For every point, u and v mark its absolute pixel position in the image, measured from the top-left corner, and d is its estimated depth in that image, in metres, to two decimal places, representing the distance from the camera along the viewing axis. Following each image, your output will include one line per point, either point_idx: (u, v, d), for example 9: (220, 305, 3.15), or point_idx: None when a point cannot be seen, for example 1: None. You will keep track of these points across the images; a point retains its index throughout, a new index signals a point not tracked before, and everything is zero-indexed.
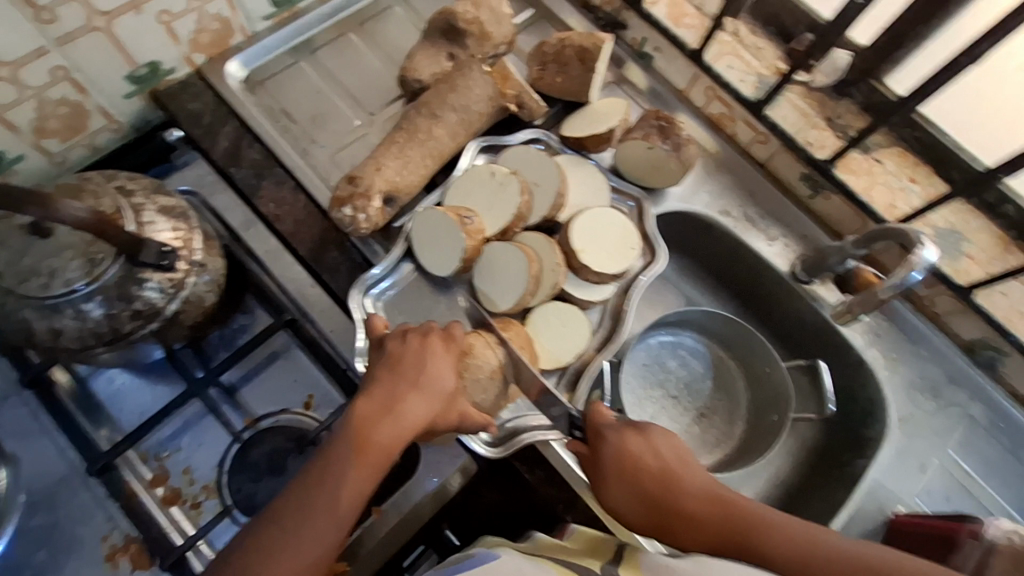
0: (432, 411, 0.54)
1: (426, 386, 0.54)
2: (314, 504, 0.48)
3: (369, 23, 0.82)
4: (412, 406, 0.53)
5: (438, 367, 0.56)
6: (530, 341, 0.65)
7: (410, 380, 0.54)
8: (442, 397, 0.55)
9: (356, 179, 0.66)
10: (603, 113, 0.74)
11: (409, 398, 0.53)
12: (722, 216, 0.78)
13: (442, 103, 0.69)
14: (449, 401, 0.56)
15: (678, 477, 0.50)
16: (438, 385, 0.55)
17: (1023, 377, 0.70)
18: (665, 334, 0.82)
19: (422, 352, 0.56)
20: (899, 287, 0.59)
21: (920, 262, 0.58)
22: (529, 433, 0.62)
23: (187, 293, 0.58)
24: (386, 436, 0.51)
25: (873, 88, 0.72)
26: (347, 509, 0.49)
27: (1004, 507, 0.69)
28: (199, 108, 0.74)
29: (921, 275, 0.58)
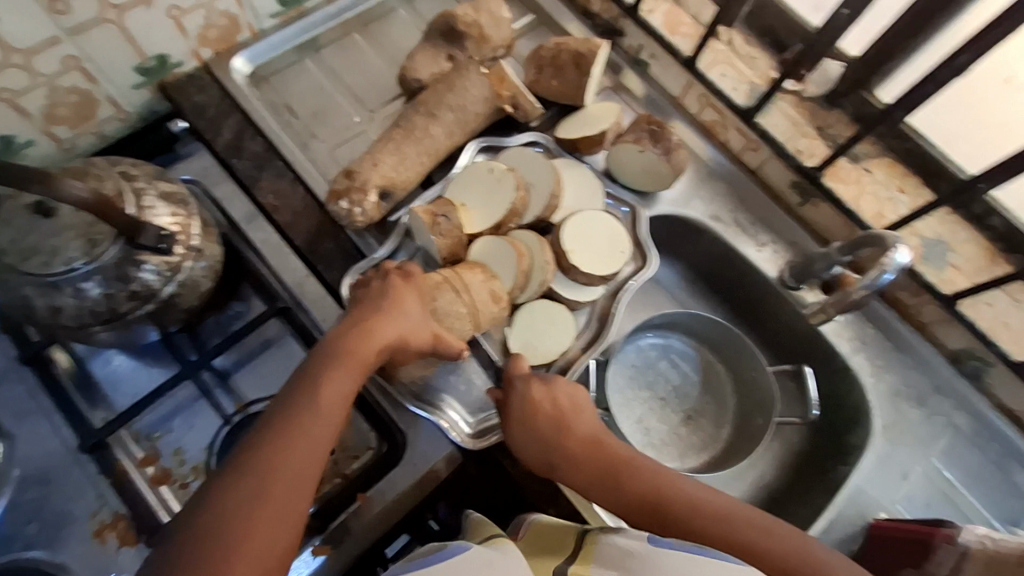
0: (403, 333, 0.58)
1: (397, 311, 0.59)
2: (302, 409, 0.51)
3: (373, 25, 0.85)
4: (382, 327, 0.57)
5: (409, 295, 0.61)
6: (489, 277, 0.64)
7: (384, 307, 0.59)
8: (413, 316, 0.60)
9: (353, 174, 0.67)
10: (600, 116, 0.76)
11: (379, 323, 0.58)
12: (712, 222, 0.79)
13: (440, 103, 0.71)
14: (425, 320, 0.60)
15: (569, 416, 0.59)
16: (407, 310, 0.60)
17: (1006, 388, 0.71)
18: (654, 336, 0.83)
19: (391, 285, 0.61)
20: (870, 287, 0.61)
21: (891, 263, 0.60)
22: None
23: (184, 277, 0.60)
24: (363, 346, 0.56)
25: (864, 99, 0.74)
26: (334, 410, 0.52)
27: (986, 518, 0.69)
28: (204, 101, 0.76)
29: (892, 275, 0.60)
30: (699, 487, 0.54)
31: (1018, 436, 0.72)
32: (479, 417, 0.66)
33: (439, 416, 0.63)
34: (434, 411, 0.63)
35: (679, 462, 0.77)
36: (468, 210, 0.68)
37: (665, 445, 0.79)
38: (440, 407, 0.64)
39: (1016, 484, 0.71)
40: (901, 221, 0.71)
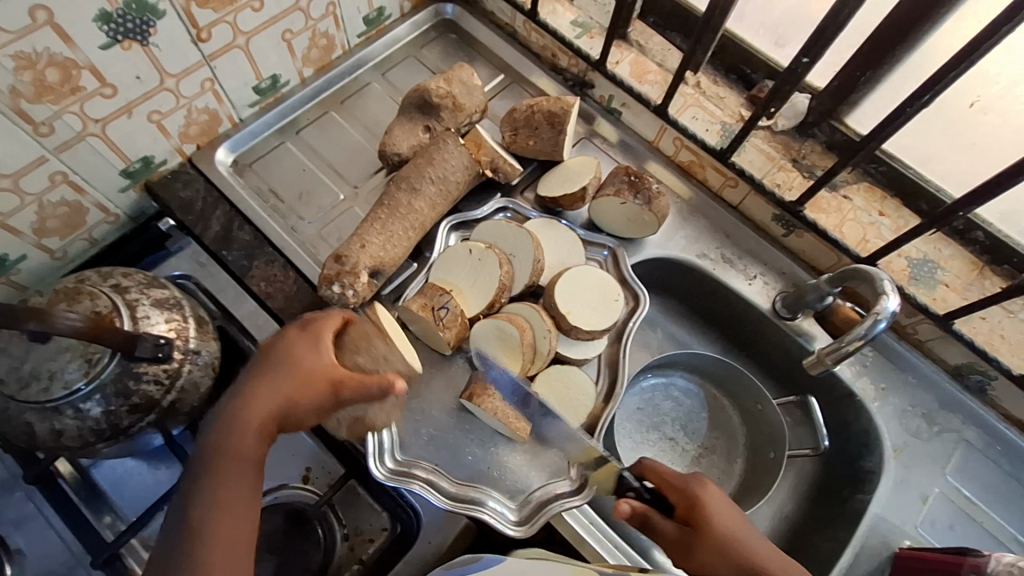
0: (289, 396, 0.52)
1: (276, 374, 0.53)
2: (184, 530, 0.47)
3: (349, 101, 0.87)
4: (258, 400, 0.51)
5: (299, 353, 0.54)
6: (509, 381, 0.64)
7: (271, 378, 0.53)
8: (309, 381, 0.53)
9: (342, 257, 0.68)
10: (575, 172, 0.77)
11: (259, 394, 0.52)
12: (701, 260, 0.80)
13: (422, 177, 0.72)
14: (323, 380, 0.53)
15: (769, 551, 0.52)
16: (297, 373, 0.53)
17: (1012, 400, 0.70)
18: (656, 377, 0.83)
19: (284, 344, 0.55)
20: (866, 337, 0.59)
21: (884, 311, 0.59)
22: (561, 502, 0.63)
23: (183, 381, 0.60)
24: (244, 433, 0.50)
25: (834, 128, 0.76)
26: (221, 519, 0.47)
27: (1010, 533, 0.69)
28: (191, 196, 0.77)
29: (885, 323, 0.59)
30: None
31: None
32: (520, 501, 0.64)
33: (479, 512, 0.61)
34: (475, 508, 0.62)
35: None
36: (460, 292, 0.69)
37: None
38: (478, 501, 0.63)
39: None
40: (889, 244, 0.71)
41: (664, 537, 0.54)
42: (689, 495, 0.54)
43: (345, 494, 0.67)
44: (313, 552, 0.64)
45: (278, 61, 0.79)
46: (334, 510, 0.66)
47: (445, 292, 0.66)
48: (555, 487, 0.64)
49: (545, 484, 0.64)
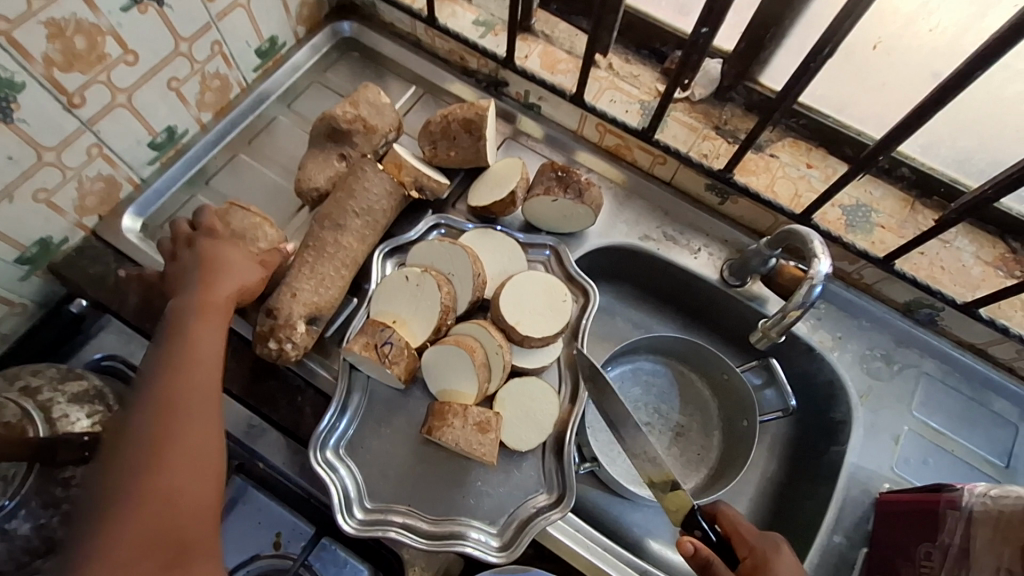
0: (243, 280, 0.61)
1: (222, 265, 0.61)
2: (167, 384, 0.50)
3: (257, 139, 0.83)
4: (217, 283, 0.59)
5: (211, 274, 0.60)
6: (469, 405, 0.62)
7: (187, 302, 0.57)
8: (236, 269, 0.61)
9: (273, 311, 0.63)
10: (502, 176, 0.75)
11: (217, 282, 0.59)
12: (644, 243, 0.79)
13: (345, 211, 0.68)
14: (248, 265, 0.62)
15: None
16: (207, 294, 0.58)
17: (962, 327, 0.72)
18: (622, 365, 0.82)
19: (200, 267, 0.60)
20: (804, 306, 0.58)
21: (816, 274, 0.58)
22: (543, 516, 0.61)
23: None
24: (211, 311, 0.56)
25: (750, 89, 0.75)
26: (206, 377, 0.52)
27: (981, 455, 0.70)
28: (101, 271, 0.72)
29: (820, 287, 0.58)
30: None
31: (986, 366, 0.73)
32: (501, 524, 0.62)
33: (461, 547, 0.59)
34: (456, 542, 0.60)
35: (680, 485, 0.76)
36: (403, 323, 0.66)
37: None
38: (458, 533, 0.60)
39: (997, 412, 0.72)
40: (829, 190, 0.69)
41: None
42: (759, 555, 0.57)
43: (321, 552, 0.66)
44: None
45: (170, 112, 0.74)
46: (312, 570, 0.64)
47: (386, 327, 0.63)
48: (533, 503, 0.63)
49: (525, 502, 0.63)
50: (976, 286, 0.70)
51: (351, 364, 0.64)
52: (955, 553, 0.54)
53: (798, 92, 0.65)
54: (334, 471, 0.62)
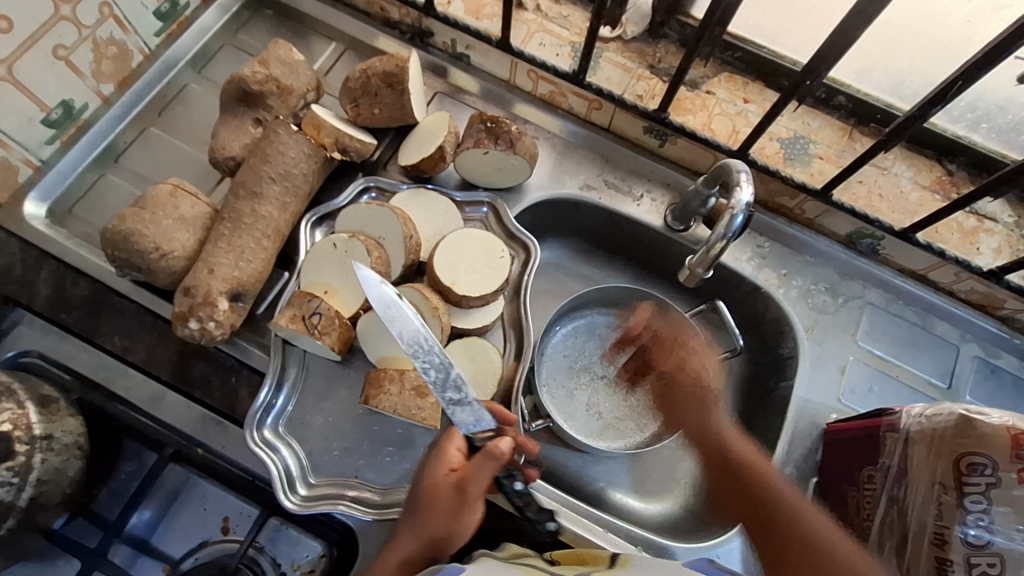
0: (443, 528, 0.52)
1: (426, 478, 0.53)
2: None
3: (168, 110, 0.77)
4: (431, 520, 0.52)
5: (439, 462, 0.54)
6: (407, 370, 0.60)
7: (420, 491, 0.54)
8: (432, 523, 0.52)
9: (191, 289, 0.60)
10: (430, 132, 0.71)
11: (421, 484, 0.54)
12: (585, 193, 0.76)
13: (260, 178, 0.64)
14: (439, 509, 0.52)
15: None
16: (445, 458, 0.54)
17: (902, 253, 0.72)
18: (574, 320, 0.81)
19: (412, 504, 0.54)
20: (726, 237, 0.57)
21: (737, 204, 0.56)
22: None
23: (39, 473, 0.53)
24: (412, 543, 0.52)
25: (681, 23, 0.73)
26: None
27: (924, 378, 0.72)
28: (7, 263, 0.67)
29: (742, 217, 0.56)
30: None
31: (927, 291, 0.73)
32: None
33: None
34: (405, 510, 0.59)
35: (637, 434, 0.76)
36: (334, 292, 0.63)
37: (620, 421, 0.77)
38: None
39: (940, 336, 0.73)
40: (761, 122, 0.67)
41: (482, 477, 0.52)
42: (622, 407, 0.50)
43: (271, 533, 0.63)
44: None
45: (62, 84, 0.68)
46: (263, 551, 0.62)
47: (314, 297, 0.60)
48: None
49: None
50: (914, 211, 0.70)
51: (282, 339, 0.61)
52: (895, 473, 0.54)
53: (722, 19, 0.62)
54: (274, 450, 0.60)
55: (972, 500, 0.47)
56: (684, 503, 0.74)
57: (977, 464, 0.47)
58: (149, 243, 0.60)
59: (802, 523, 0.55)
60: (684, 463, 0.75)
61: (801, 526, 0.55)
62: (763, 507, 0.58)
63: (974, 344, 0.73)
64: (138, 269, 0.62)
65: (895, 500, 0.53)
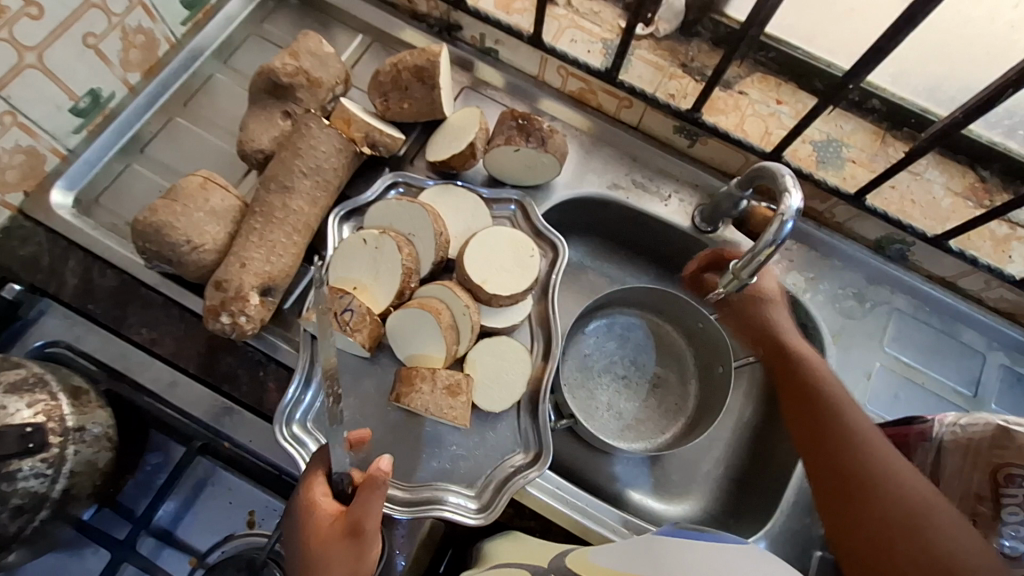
0: (345, 574, 0.49)
1: (308, 530, 0.51)
2: None
3: (194, 100, 0.76)
4: (327, 571, 0.49)
5: (308, 518, 0.51)
6: (438, 369, 0.60)
7: (302, 545, 0.51)
8: (327, 574, 0.49)
9: (222, 283, 0.60)
10: (460, 128, 0.70)
11: (301, 539, 0.51)
12: (613, 192, 0.76)
13: (291, 172, 0.63)
14: (335, 556, 0.50)
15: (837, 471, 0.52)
16: (317, 511, 0.52)
17: (932, 259, 0.71)
18: (596, 320, 0.80)
19: (302, 565, 0.51)
20: (775, 243, 0.55)
21: (788, 210, 0.55)
22: (522, 475, 0.60)
23: (72, 465, 0.53)
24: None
25: (716, 22, 0.72)
26: None
27: (951, 386, 0.71)
28: (34, 252, 0.67)
29: (791, 223, 0.55)
30: (890, 482, 0.49)
31: (955, 298, 0.73)
32: (478, 486, 0.61)
33: (439, 511, 0.58)
34: (433, 508, 0.59)
35: (659, 436, 0.76)
36: (364, 289, 0.63)
37: (642, 423, 0.77)
38: (437, 498, 0.59)
39: (967, 343, 0.73)
40: (798, 125, 0.67)
41: (361, 518, 0.50)
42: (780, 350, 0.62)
43: None
44: None
45: (91, 73, 0.67)
46: None
47: (345, 293, 0.60)
48: (510, 463, 0.62)
49: (503, 460, 0.62)
50: (946, 218, 0.70)
51: (312, 334, 0.61)
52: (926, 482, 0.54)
53: (762, 21, 0.62)
54: (303, 446, 0.60)
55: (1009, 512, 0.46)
56: (705, 505, 0.74)
57: (1015, 475, 0.48)
58: (180, 236, 0.59)
59: (891, 476, 0.50)
60: (705, 466, 0.75)
61: (888, 477, 0.49)
62: (829, 425, 0.55)
63: (1001, 353, 0.72)
64: (168, 261, 0.61)
65: None
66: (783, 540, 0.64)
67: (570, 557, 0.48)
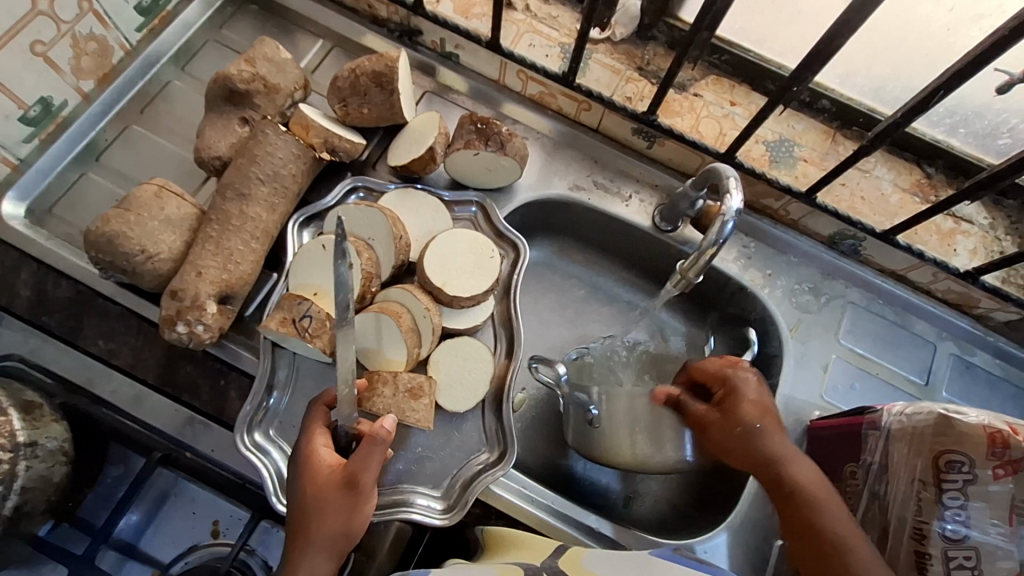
0: (338, 524, 0.49)
1: (307, 480, 0.50)
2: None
3: (150, 107, 0.76)
4: (319, 521, 0.49)
5: (306, 465, 0.51)
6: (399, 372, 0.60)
7: (297, 492, 0.50)
8: (319, 525, 0.49)
9: (178, 293, 0.59)
10: (420, 133, 0.71)
11: (297, 487, 0.51)
12: (574, 193, 0.77)
13: (248, 178, 0.63)
14: (330, 505, 0.49)
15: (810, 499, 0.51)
16: (317, 461, 0.51)
17: (882, 254, 0.73)
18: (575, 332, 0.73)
19: (293, 513, 0.50)
20: (718, 242, 0.57)
21: (729, 211, 0.57)
22: (488, 474, 0.60)
23: (24, 481, 0.52)
24: (307, 549, 0.48)
25: (670, 26, 0.73)
26: None
27: (904, 375, 0.74)
28: None
29: (733, 223, 0.56)
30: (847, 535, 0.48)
31: (906, 290, 0.75)
32: (445, 487, 0.61)
33: (405, 513, 0.59)
34: (399, 510, 0.59)
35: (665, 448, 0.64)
36: (324, 294, 0.62)
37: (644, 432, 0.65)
38: (403, 500, 0.60)
39: (918, 334, 0.75)
40: (750, 125, 0.68)
41: (359, 470, 0.49)
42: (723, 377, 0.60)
43: (262, 535, 0.63)
44: None
45: (41, 81, 0.66)
46: (253, 553, 0.62)
47: (304, 299, 0.60)
48: (476, 462, 0.62)
49: (469, 460, 0.62)
50: (894, 214, 0.72)
51: (272, 342, 0.61)
52: (876, 469, 0.56)
53: (711, 25, 0.63)
54: (265, 453, 0.59)
55: (950, 497, 0.49)
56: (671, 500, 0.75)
57: (955, 461, 0.49)
58: (134, 245, 0.59)
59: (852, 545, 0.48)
60: None
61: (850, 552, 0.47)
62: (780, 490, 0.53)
63: (950, 342, 0.75)
64: (123, 271, 0.60)
65: (876, 495, 0.55)
66: (743, 531, 0.66)
67: (564, 562, 0.48)
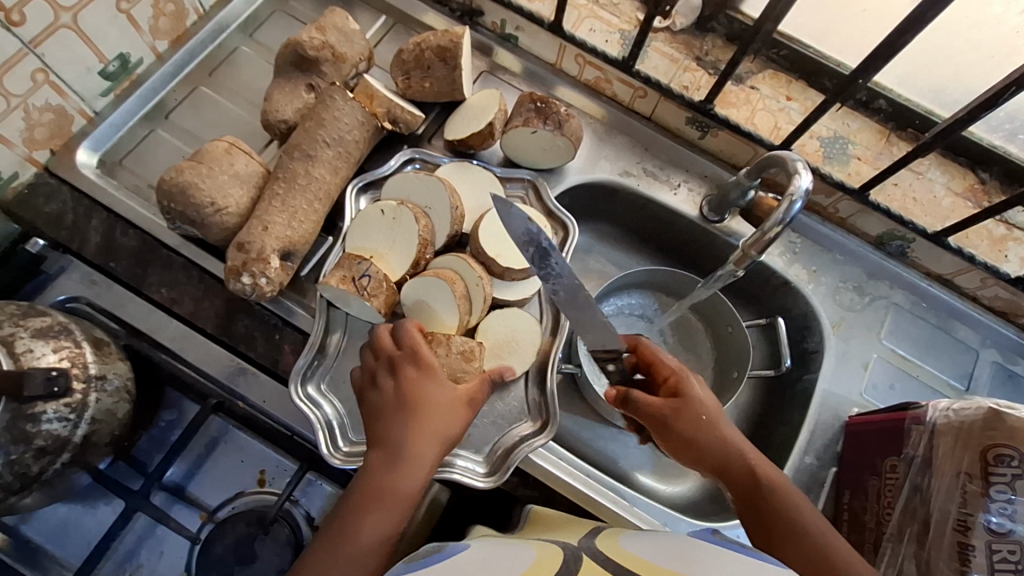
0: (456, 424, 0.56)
1: (420, 382, 0.56)
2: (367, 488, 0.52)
3: (218, 71, 0.78)
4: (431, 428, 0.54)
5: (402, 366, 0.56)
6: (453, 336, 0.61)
7: (398, 396, 0.55)
8: (433, 426, 0.54)
9: (245, 245, 0.61)
10: (479, 109, 0.72)
11: (410, 384, 0.55)
12: (624, 178, 0.78)
13: (315, 140, 0.65)
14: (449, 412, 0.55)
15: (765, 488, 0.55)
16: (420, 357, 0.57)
17: (930, 256, 0.73)
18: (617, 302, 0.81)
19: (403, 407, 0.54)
20: (784, 222, 0.58)
21: (797, 190, 0.57)
22: (525, 445, 0.62)
23: (93, 412, 0.54)
24: (424, 447, 0.54)
25: (732, 18, 0.74)
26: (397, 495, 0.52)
27: (944, 380, 0.73)
28: (58, 210, 0.68)
29: (800, 202, 0.57)
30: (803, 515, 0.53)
31: (950, 295, 0.75)
32: (486, 453, 0.62)
33: (447, 473, 0.60)
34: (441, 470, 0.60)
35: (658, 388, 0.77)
36: (381, 257, 0.64)
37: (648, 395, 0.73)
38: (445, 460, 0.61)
39: (961, 339, 0.75)
40: (809, 117, 0.68)
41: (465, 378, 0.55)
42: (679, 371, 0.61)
43: (306, 488, 0.66)
44: (280, 553, 0.62)
45: (122, 37, 0.69)
46: (297, 504, 0.65)
47: (363, 260, 0.62)
48: (518, 431, 0.63)
49: (511, 429, 0.63)
50: (946, 216, 0.72)
51: (329, 300, 0.63)
52: (919, 461, 0.56)
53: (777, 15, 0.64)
54: (317, 406, 0.61)
55: (997, 491, 0.48)
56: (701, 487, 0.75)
57: (1004, 456, 0.49)
58: (205, 197, 0.61)
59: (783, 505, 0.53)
60: None
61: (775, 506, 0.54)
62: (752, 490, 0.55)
63: (993, 350, 0.75)
64: (192, 223, 0.63)
65: (918, 488, 0.55)
66: None
67: (600, 542, 0.43)
